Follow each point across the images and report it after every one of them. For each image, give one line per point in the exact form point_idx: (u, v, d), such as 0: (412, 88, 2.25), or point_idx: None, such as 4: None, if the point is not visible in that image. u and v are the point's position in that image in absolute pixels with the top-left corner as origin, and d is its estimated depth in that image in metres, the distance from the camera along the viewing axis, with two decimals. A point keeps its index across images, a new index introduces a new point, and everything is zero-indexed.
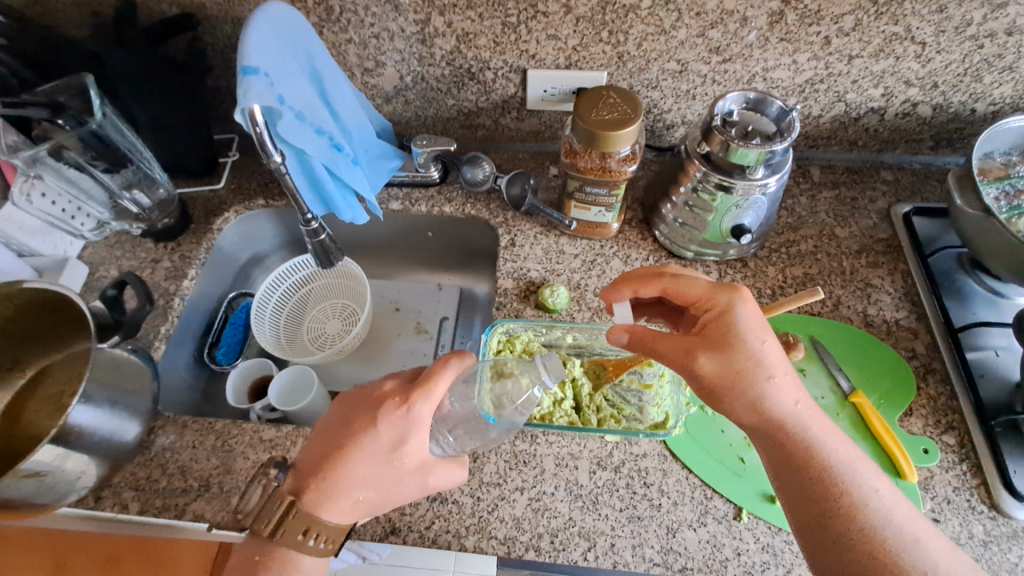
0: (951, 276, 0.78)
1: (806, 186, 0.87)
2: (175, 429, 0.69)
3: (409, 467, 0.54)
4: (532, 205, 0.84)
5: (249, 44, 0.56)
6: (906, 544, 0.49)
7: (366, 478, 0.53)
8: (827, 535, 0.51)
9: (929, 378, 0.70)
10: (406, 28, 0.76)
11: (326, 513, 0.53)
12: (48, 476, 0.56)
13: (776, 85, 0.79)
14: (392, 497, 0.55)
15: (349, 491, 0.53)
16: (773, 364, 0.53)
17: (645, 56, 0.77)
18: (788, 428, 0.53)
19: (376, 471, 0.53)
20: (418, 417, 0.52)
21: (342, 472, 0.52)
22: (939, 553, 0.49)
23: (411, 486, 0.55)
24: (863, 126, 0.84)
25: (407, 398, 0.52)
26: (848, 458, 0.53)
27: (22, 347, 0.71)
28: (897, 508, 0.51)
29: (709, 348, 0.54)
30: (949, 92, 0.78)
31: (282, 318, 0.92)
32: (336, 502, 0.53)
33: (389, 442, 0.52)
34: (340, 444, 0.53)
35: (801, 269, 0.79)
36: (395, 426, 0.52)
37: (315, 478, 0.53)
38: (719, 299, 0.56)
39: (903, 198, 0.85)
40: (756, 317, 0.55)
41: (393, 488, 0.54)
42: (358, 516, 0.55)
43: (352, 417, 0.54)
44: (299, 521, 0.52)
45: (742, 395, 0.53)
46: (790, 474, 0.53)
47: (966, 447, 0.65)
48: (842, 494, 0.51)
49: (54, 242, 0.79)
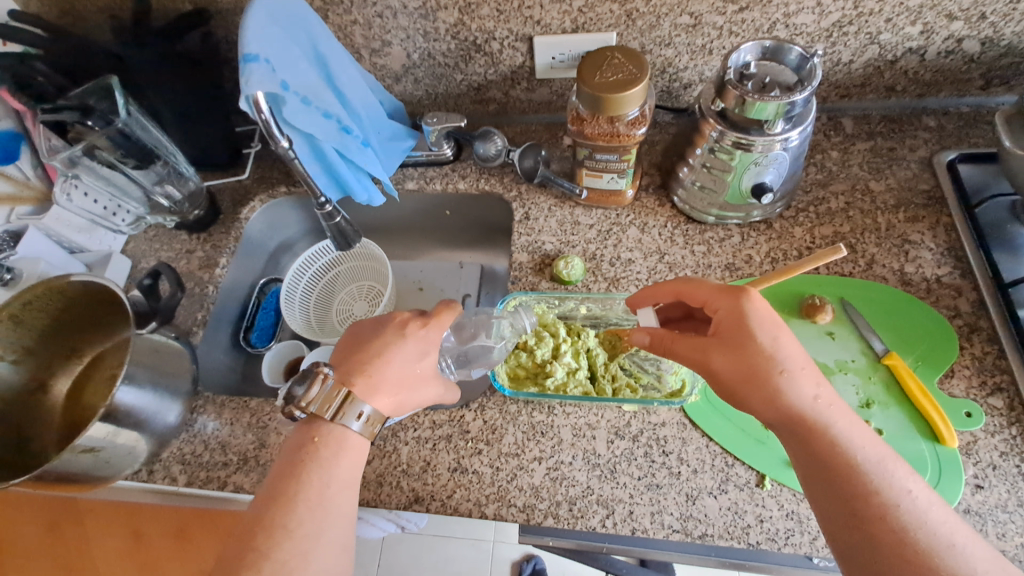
0: (1002, 227, 0.71)
1: (837, 140, 0.81)
2: (214, 408, 0.73)
3: (430, 377, 0.57)
4: (545, 176, 0.83)
5: (248, 33, 0.57)
6: (943, 551, 0.44)
7: (400, 380, 0.55)
8: (856, 537, 0.46)
9: (974, 337, 0.65)
10: (408, 4, 0.76)
11: (372, 401, 0.53)
12: (102, 451, 0.61)
13: (800, 31, 0.74)
14: (419, 399, 0.57)
15: (390, 387, 0.54)
16: (788, 357, 0.51)
17: (655, 12, 0.73)
18: (810, 425, 0.50)
19: (406, 376, 0.55)
20: (435, 338, 0.57)
21: (382, 371, 0.54)
22: (981, 560, 0.44)
23: (430, 393, 0.58)
24: (900, 69, 0.77)
25: (428, 320, 0.57)
26: (877, 455, 0.49)
27: (76, 335, 0.77)
28: (933, 510, 0.46)
29: (723, 345, 0.52)
30: (1001, 23, 0.70)
31: (311, 301, 0.96)
32: (380, 391, 0.54)
33: (413, 353, 0.56)
34: (373, 351, 0.55)
35: (831, 228, 0.74)
36: (418, 342, 0.56)
37: (361, 372, 0.54)
38: (729, 295, 0.54)
39: (948, 145, 0.78)
40: (771, 315, 0.53)
41: (418, 392, 0.57)
42: (393, 410, 0.55)
43: (378, 334, 0.57)
44: (353, 404, 0.52)
45: (759, 390, 0.50)
46: (815, 475, 0.49)
47: (1016, 410, 0.61)
48: (871, 495, 0.47)
49: (99, 239, 0.85)
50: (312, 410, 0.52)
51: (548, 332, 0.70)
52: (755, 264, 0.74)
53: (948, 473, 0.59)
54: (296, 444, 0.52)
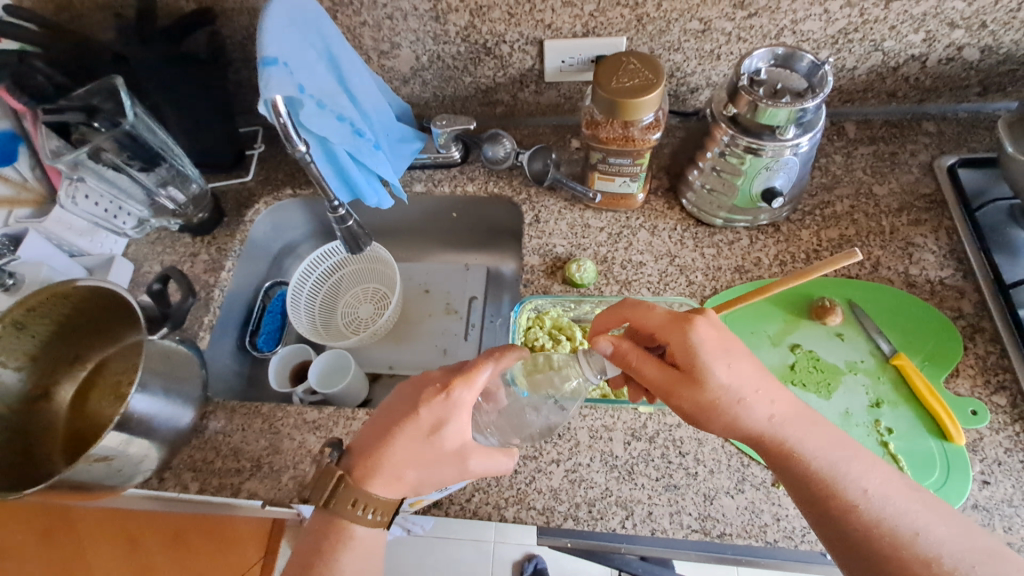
0: (1001, 230, 0.74)
1: (841, 144, 0.83)
2: (225, 414, 0.73)
3: (447, 455, 0.53)
4: (556, 179, 0.83)
5: (266, 36, 0.57)
6: (907, 541, 0.46)
7: (409, 459, 0.52)
8: (829, 534, 0.49)
9: (977, 337, 0.67)
10: (418, 6, 0.75)
11: (373, 488, 0.53)
12: (115, 459, 0.60)
13: (806, 38, 0.75)
14: (436, 479, 0.53)
15: (396, 469, 0.52)
16: (738, 381, 0.51)
17: (665, 17, 0.74)
18: (769, 438, 0.51)
19: (417, 455, 0.52)
20: (456, 404, 0.52)
21: (387, 453, 0.52)
22: (946, 542, 0.46)
23: (448, 473, 0.53)
24: (902, 75, 0.79)
25: (446, 385, 0.52)
26: (837, 457, 0.49)
27: (80, 342, 0.76)
28: (894, 501, 0.47)
29: (676, 382, 0.51)
30: (1000, 32, 0.73)
31: (317, 305, 0.95)
32: (382, 478, 0.52)
33: (426, 424, 0.52)
34: (386, 426, 0.53)
35: (837, 231, 0.76)
36: (434, 410, 0.52)
37: (365, 454, 0.53)
38: (673, 326, 0.52)
39: (947, 149, 0.81)
40: (716, 338, 0.52)
41: (435, 470, 0.53)
42: (406, 492, 0.54)
43: (402, 401, 0.54)
44: (349, 494, 0.52)
45: (716, 418, 0.51)
46: (786, 481, 0.51)
47: (1019, 407, 0.63)
48: (835, 495, 0.48)
49: (100, 242, 0.83)
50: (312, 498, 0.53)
51: (564, 335, 0.72)
52: (764, 266, 0.75)
53: (957, 473, 0.60)
54: (310, 534, 0.54)
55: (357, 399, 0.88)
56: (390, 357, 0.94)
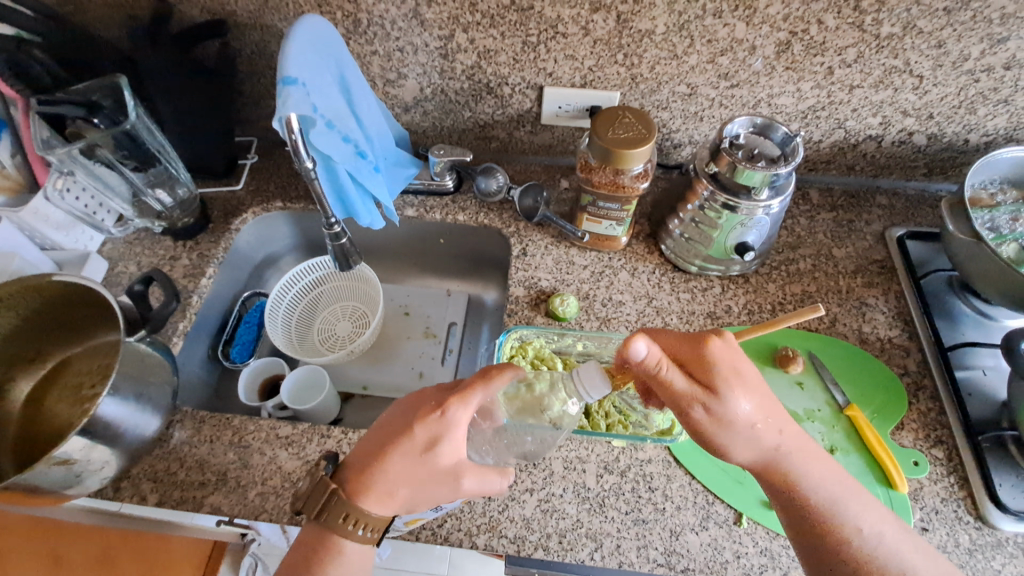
0: (941, 298, 0.81)
1: (805, 208, 0.91)
2: (192, 424, 0.71)
3: (438, 475, 0.53)
4: (545, 215, 0.87)
5: (288, 56, 0.60)
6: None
7: (401, 477, 0.53)
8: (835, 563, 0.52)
9: (920, 394, 0.73)
10: (429, 43, 0.79)
11: (368, 505, 0.53)
12: (76, 464, 0.58)
13: (780, 111, 0.83)
14: (427, 497, 0.54)
15: (390, 486, 0.53)
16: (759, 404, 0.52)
17: (657, 79, 0.80)
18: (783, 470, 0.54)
19: (409, 473, 0.53)
20: (453, 424, 0.52)
21: (382, 470, 0.53)
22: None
23: (441, 492, 0.54)
24: (861, 152, 0.88)
25: (441, 403, 0.52)
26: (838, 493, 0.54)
27: (44, 338, 0.73)
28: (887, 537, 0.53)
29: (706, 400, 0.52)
30: (944, 123, 0.82)
31: (294, 319, 0.94)
32: (375, 495, 0.53)
33: (421, 442, 0.52)
34: (383, 442, 0.54)
35: (800, 286, 0.82)
36: (428, 428, 0.52)
37: (361, 470, 0.53)
38: (693, 345, 0.54)
39: (897, 222, 0.89)
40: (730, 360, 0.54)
41: (428, 490, 0.53)
42: (398, 509, 0.54)
43: (400, 417, 0.55)
44: (340, 508, 0.53)
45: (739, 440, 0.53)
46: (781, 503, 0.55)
47: (954, 460, 0.69)
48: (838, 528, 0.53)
49: (76, 236, 0.81)
50: (303, 510, 0.54)
51: (545, 365, 0.73)
52: (734, 314, 0.80)
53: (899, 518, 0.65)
54: (302, 546, 0.54)
55: (327, 417, 0.87)
56: (365, 377, 0.93)
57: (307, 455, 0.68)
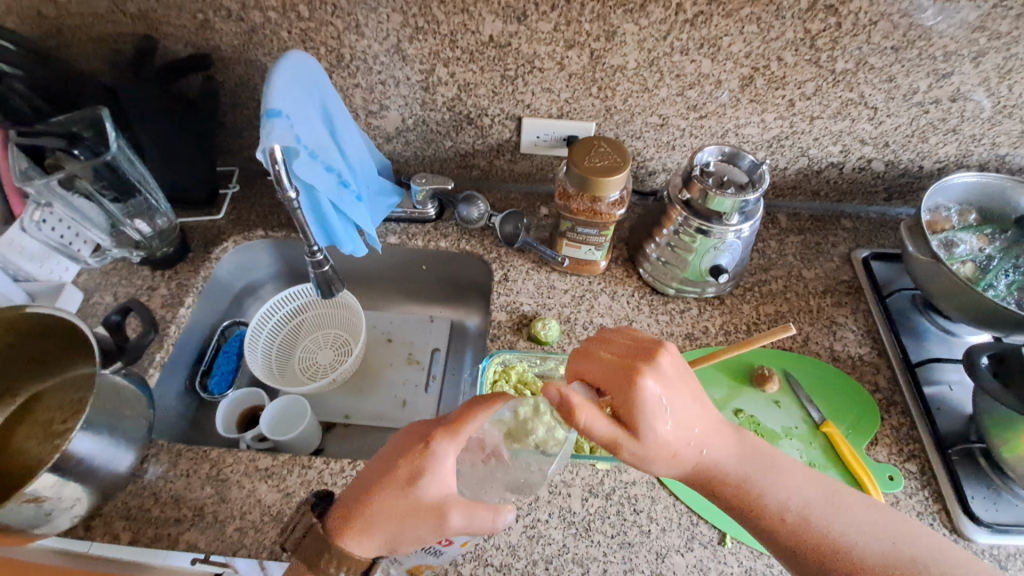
0: (907, 315, 0.85)
1: (774, 231, 0.94)
2: (168, 458, 0.69)
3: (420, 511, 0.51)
4: (525, 241, 0.89)
5: (273, 90, 0.61)
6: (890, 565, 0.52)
7: (384, 514, 0.52)
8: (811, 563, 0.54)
9: (892, 410, 0.76)
10: (411, 77, 0.82)
11: (352, 546, 0.52)
12: (47, 501, 0.56)
13: (746, 140, 0.87)
14: (408, 539, 0.52)
15: (373, 525, 0.52)
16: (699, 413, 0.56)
17: (629, 110, 0.84)
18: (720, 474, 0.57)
19: (393, 510, 0.52)
20: (438, 455, 0.53)
21: (367, 507, 0.52)
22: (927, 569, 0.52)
23: (423, 531, 0.51)
24: (824, 178, 0.93)
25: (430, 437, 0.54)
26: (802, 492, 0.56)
27: (15, 372, 0.71)
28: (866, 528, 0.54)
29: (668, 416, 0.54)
30: (899, 151, 0.87)
31: (275, 348, 0.93)
32: (359, 534, 0.52)
33: (404, 476, 0.53)
34: (372, 479, 0.54)
35: (773, 307, 0.85)
36: (411, 461, 0.53)
37: (348, 509, 0.53)
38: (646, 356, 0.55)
39: (861, 244, 0.93)
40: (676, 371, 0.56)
41: (411, 529, 0.51)
42: (382, 549, 0.53)
43: (391, 455, 0.56)
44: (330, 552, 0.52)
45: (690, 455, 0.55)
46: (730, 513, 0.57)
47: (927, 474, 0.70)
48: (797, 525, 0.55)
49: (50, 268, 0.79)
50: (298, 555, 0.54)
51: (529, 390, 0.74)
52: (711, 334, 0.82)
53: None
54: None
55: (308, 449, 0.85)
56: (347, 406, 0.92)
57: (288, 487, 0.67)
